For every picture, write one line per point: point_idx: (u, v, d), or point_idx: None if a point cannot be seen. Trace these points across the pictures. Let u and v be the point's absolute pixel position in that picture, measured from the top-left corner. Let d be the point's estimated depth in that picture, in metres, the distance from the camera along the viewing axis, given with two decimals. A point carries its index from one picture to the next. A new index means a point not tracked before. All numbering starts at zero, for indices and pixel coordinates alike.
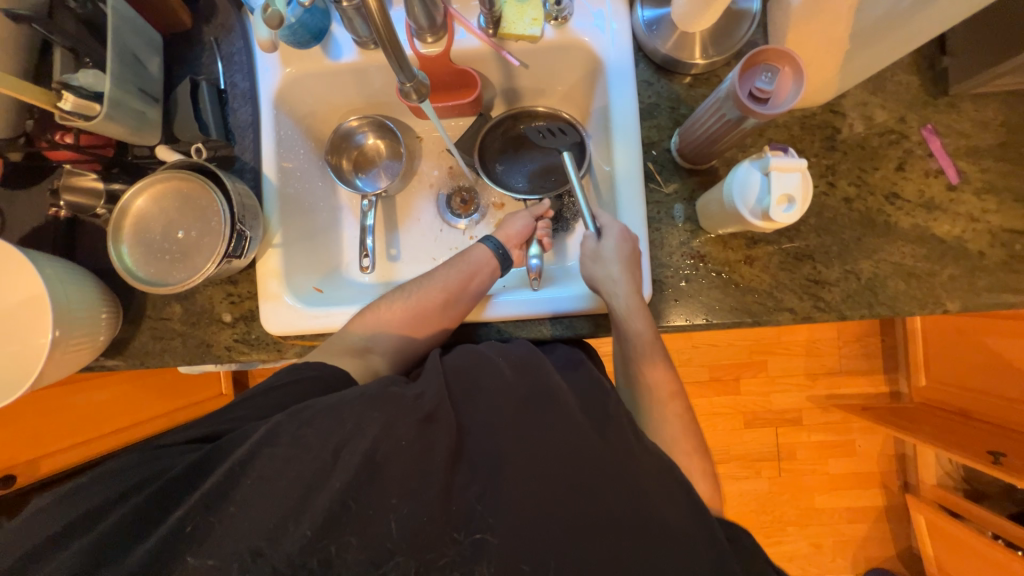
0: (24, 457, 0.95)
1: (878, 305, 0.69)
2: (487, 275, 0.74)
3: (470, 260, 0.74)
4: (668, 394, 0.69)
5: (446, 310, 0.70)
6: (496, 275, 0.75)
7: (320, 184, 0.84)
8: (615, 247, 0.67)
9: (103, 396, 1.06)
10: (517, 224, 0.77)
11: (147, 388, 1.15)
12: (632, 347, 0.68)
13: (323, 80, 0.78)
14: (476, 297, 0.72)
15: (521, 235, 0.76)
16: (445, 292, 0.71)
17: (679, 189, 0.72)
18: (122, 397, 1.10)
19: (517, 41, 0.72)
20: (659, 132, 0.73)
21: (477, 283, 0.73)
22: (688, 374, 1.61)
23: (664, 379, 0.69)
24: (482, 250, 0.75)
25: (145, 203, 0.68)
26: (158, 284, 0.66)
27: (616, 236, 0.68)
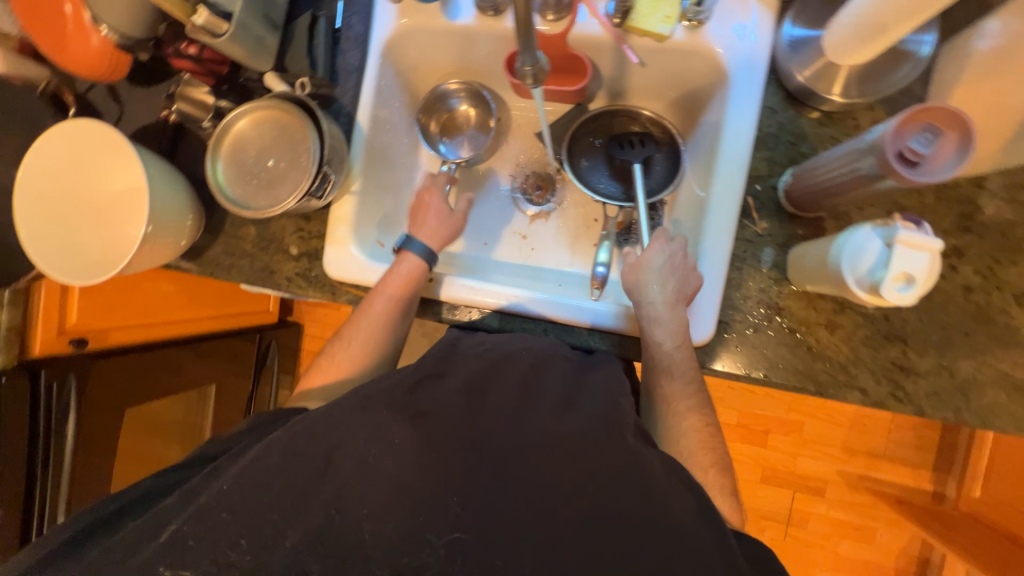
0: (96, 325, 1.06)
1: (966, 411, 0.62)
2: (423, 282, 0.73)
3: (398, 271, 0.72)
4: (699, 427, 0.64)
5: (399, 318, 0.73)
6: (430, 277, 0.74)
7: (405, 141, 0.84)
8: (644, 246, 0.68)
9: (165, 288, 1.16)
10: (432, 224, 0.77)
11: (206, 289, 1.26)
12: (664, 373, 0.65)
13: (434, 38, 0.76)
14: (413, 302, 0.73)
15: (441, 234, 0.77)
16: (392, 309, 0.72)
17: (774, 232, 0.67)
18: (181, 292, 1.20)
19: (642, 37, 0.68)
20: (769, 166, 0.67)
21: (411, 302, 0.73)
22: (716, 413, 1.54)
23: (699, 411, 0.64)
24: (412, 260, 0.73)
25: (245, 125, 0.71)
26: (241, 205, 0.69)
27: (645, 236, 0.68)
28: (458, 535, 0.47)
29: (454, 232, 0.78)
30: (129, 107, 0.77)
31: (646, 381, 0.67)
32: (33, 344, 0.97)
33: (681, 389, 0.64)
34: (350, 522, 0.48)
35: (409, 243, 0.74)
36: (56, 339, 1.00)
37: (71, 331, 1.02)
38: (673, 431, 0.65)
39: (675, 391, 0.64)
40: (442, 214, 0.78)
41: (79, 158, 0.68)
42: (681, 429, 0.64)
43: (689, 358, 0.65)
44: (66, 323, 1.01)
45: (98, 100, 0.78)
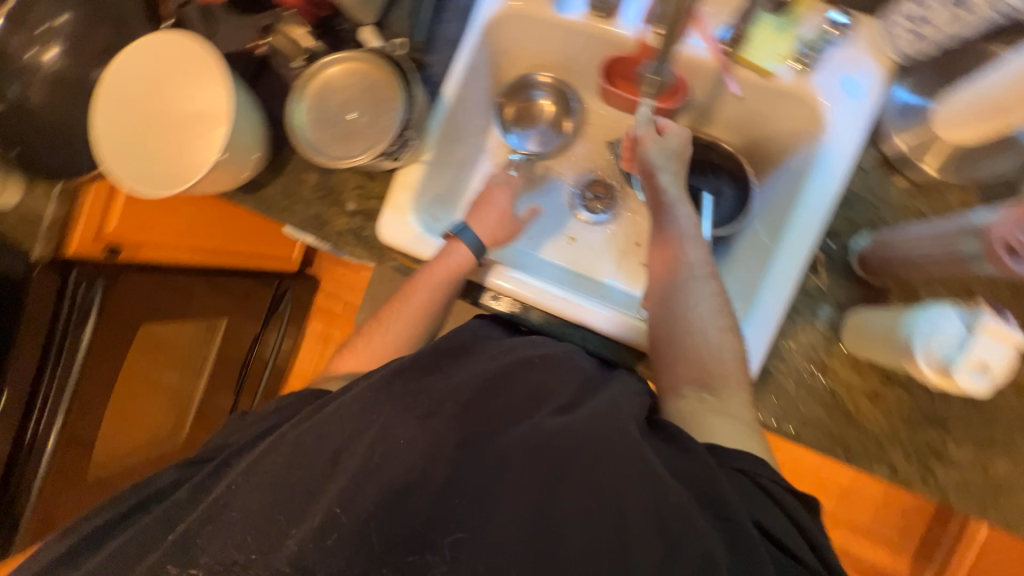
0: (132, 237, 1.08)
1: (993, 510, 0.61)
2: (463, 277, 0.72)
3: (446, 261, 0.71)
4: (716, 305, 0.65)
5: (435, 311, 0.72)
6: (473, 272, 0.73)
7: (480, 122, 0.84)
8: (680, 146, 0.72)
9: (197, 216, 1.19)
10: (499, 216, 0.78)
11: (236, 222, 1.29)
12: (675, 245, 0.68)
13: (537, 27, 0.76)
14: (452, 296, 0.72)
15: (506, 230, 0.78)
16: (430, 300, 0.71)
17: (837, 291, 0.66)
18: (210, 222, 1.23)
19: (749, 70, 0.67)
20: (846, 224, 0.66)
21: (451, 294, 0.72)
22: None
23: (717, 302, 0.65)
24: (462, 252, 0.72)
25: (336, 73, 0.70)
26: (314, 150, 0.69)
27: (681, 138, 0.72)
28: (460, 535, 0.46)
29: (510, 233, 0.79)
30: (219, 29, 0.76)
31: (672, 279, 0.66)
32: (71, 242, 0.98)
33: (695, 253, 0.67)
34: (378, 487, 0.48)
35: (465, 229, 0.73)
36: (92, 242, 1.01)
37: (108, 237, 1.03)
38: (690, 318, 0.64)
39: (690, 260, 0.67)
40: (505, 215, 0.78)
41: (162, 67, 0.68)
42: (693, 308, 0.64)
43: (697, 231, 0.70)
44: (105, 228, 1.02)
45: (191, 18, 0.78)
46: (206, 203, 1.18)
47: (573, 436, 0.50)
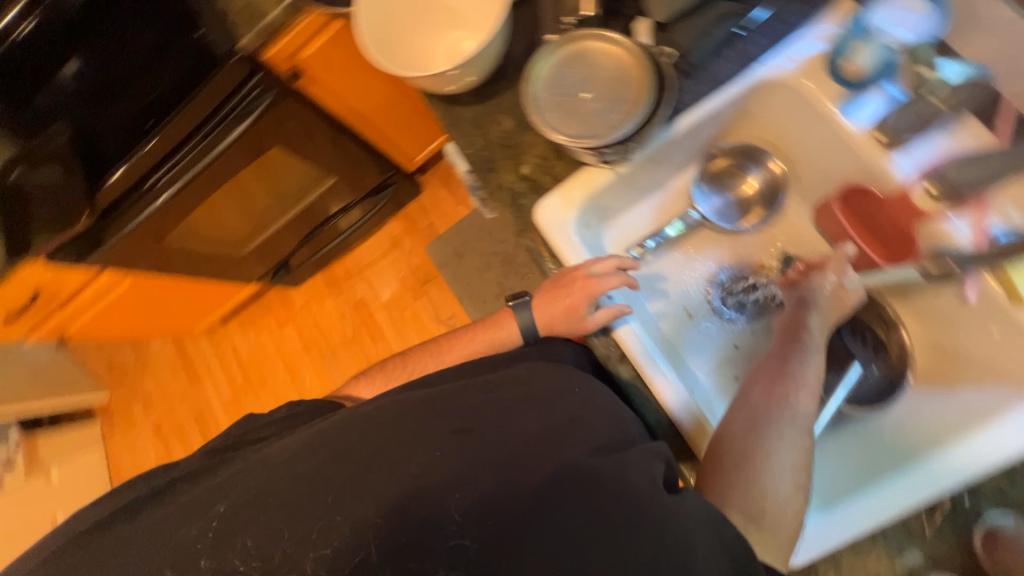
0: (315, 70, 1.12)
1: None
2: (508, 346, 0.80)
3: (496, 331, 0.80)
4: (796, 469, 0.56)
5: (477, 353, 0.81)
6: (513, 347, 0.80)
7: (683, 162, 0.80)
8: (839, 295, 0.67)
9: (372, 83, 1.24)
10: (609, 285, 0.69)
11: (398, 102, 1.33)
12: (792, 383, 0.60)
13: (805, 111, 0.70)
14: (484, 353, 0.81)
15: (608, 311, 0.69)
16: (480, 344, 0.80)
17: (940, 546, 0.59)
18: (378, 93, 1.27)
19: (1000, 286, 0.59)
20: (991, 487, 0.59)
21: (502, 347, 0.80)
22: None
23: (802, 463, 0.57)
24: (511, 329, 0.79)
25: (597, 48, 0.68)
26: (534, 107, 0.68)
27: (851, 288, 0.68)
28: (462, 544, 0.45)
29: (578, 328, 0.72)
30: None
31: (778, 405, 0.58)
32: (270, 49, 1.02)
33: (806, 403, 0.59)
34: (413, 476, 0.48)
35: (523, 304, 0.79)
36: (285, 58, 1.06)
37: (298, 61, 1.08)
38: (765, 464, 0.56)
39: (799, 407, 0.59)
40: (573, 312, 0.71)
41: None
42: (775, 457, 0.56)
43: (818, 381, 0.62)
44: (301, 53, 1.07)
45: None
46: (388, 79, 1.24)
47: (613, 513, 0.45)
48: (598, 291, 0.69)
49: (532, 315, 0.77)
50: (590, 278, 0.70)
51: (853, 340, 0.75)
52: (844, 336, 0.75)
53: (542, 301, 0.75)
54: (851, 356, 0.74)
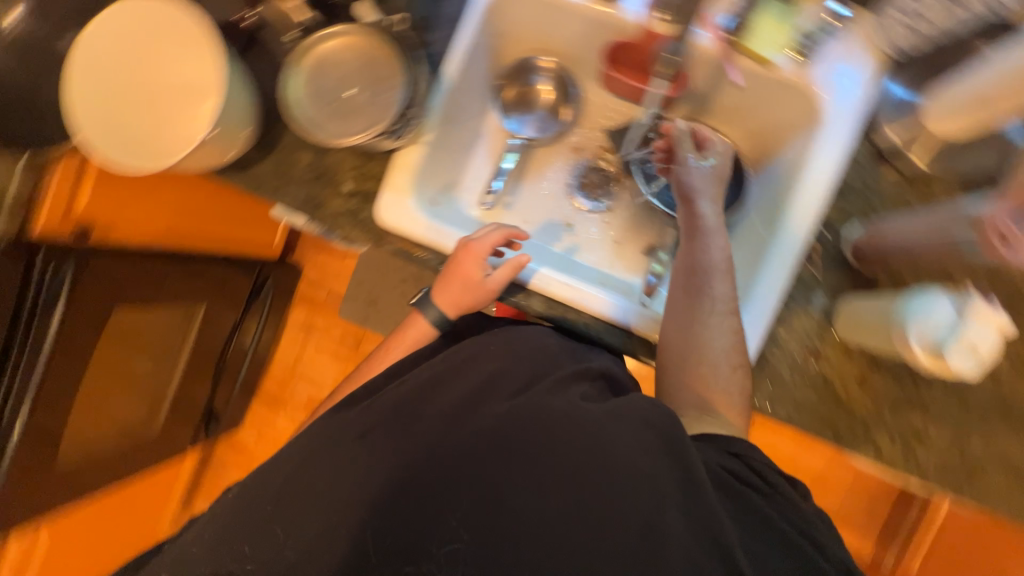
0: (105, 216, 1.00)
1: (968, 489, 0.64)
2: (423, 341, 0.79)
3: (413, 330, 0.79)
4: (730, 348, 0.63)
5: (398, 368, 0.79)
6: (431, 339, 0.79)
7: (479, 105, 0.83)
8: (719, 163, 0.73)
9: (175, 197, 1.12)
10: (491, 243, 0.72)
11: (217, 200, 1.23)
12: (704, 274, 0.65)
13: (538, 10, 0.75)
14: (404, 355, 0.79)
15: (507, 265, 0.72)
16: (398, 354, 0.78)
17: (830, 279, 0.68)
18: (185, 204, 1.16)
19: (750, 60, 0.69)
20: (840, 215, 0.68)
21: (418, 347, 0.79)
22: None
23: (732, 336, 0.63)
24: (422, 326, 0.79)
25: (333, 48, 0.67)
26: (312, 129, 0.66)
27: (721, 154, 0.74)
28: (456, 546, 0.49)
29: (484, 297, 0.73)
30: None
31: (688, 291, 0.65)
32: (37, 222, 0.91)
33: (724, 289, 0.65)
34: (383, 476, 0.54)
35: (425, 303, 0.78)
36: (61, 222, 0.94)
37: (78, 217, 0.96)
38: (701, 350, 0.63)
39: (720, 294, 0.64)
40: (471, 282, 0.71)
41: (157, 43, 0.64)
42: (709, 344, 0.63)
43: (727, 263, 0.66)
44: (75, 207, 0.95)
45: None
46: (194, 185, 1.13)
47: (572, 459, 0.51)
48: (483, 253, 0.71)
49: (436, 307, 0.76)
50: (471, 245, 0.72)
51: None
52: None
53: (441, 294, 0.74)
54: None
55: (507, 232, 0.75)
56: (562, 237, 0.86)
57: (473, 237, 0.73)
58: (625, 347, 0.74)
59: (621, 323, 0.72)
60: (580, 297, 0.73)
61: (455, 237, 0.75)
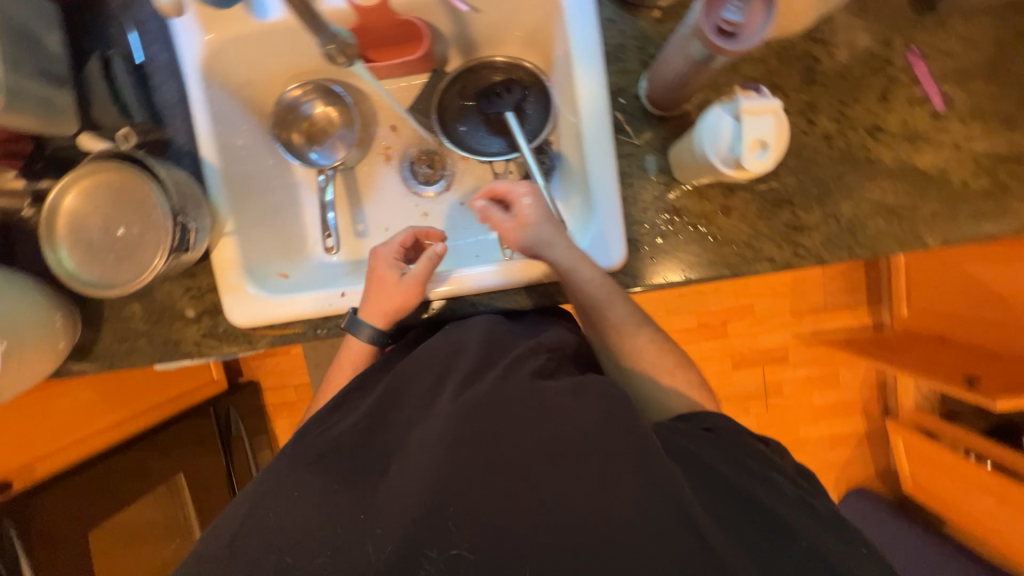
0: (14, 463, 0.92)
1: (858, 248, 0.67)
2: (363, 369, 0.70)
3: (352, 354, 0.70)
4: (652, 341, 0.66)
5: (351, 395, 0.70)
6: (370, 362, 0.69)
7: (271, 162, 0.78)
8: (530, 207, 0.67)
9: (75, 399, 1.03)
10: (399, 244, 0.71)
11: (123, 388, 1.14)
12: (593, 305, 0.65)
13: (253, 45, 0.69)
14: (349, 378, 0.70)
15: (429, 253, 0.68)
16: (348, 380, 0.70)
17: (650, 138, 0.67)
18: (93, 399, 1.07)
19: None
20: (626, 77, 0.67)
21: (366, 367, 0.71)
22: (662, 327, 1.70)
23: (645, 327, 0.67)
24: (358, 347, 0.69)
25: (76, 200, 0.62)
26: (106, 287, 0.62)
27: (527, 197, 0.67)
28: (450, 558, 0.43)
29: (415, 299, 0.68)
30: None
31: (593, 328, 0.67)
32: None
33: (621, 310, 0.65)
34: None
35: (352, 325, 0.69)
36: None
37: None
38: (635, 357, 0.66)
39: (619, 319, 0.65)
40: (388, 283, 0.68)
41: None
42: (639, 350, 0.66)
43: (605, 281, 0.65)
44: None
45: None
46: (92, 379, 1.06)
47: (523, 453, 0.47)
48: (393, 254, 0.70)
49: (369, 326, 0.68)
50: (380, 252, 0.70)
51: (494, 102, 0.79)
52: (486, 107, 0.79)
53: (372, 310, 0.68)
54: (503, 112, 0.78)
55: (419, 229, 0.73)
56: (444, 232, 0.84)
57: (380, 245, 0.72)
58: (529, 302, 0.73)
59: (510, 283, 0.71)
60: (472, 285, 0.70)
61: (312, 297, 0.71)
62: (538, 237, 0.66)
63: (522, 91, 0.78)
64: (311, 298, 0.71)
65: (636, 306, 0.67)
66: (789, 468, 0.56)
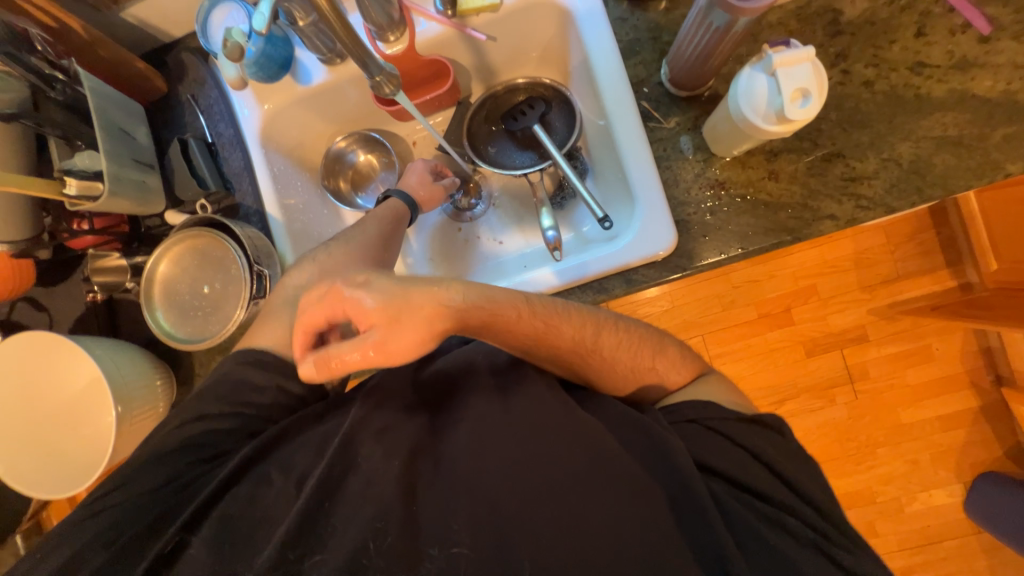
0: None
1: (928, 187, 0.63)
2: (395, 224, 0.74)
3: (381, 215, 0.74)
4: (619, 340, 0.61)
5: (378, 250, 0.70)
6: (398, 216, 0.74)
7: (325, 212, 0.85)
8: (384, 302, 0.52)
9: None
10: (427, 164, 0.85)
11: None
12: (547, 338, 0.57)
13: (302, 107, 0.77)
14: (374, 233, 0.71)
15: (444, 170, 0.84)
16: (383, 235, 0.72)
17: (681, 120, 0.68)
18: None
19: (478, 15, 0.71)
20: (646, 67, 0.69)
21: (398, 228, 0.74)
22: (722, 323, 1.61)
23: (607, 328, 0.60)
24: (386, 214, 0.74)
25: (167, 267, 0.69)
26: (197, 340, 0.67)
27: (319, 304, 0.54)
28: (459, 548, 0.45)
29: (438, 202, 0.81)
30: (51, 306, 0.76)
31: (566, 365, 0.60)
32: None
33: (571, 326, 0.58)
34: None
35: (391, 194, 0.77)
36: None
37: None
38: (607, 368, 0.61)
39: (575, 338, 0.58)
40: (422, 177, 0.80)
41: (35, 369, 0.67)
42: (608, 359, 0.60)
43: (528, 302, 0.57)
44: None
45: (22, 317, 0.76)
46: None
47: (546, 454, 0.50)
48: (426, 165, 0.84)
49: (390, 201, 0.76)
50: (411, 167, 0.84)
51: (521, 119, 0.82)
52: (514, 125, 0.82)
53: (415, 172, 0.80)
54: (531, 126, 0.80)
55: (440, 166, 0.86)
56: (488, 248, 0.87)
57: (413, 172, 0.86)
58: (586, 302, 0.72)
59: (561, 286, 0.71)
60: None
61: None
62: (417, 314, 0.52)
63: (546, 103, 0.81)
64: None
65: (588, 312, 0.60)
66: (806, 459, 0.54)
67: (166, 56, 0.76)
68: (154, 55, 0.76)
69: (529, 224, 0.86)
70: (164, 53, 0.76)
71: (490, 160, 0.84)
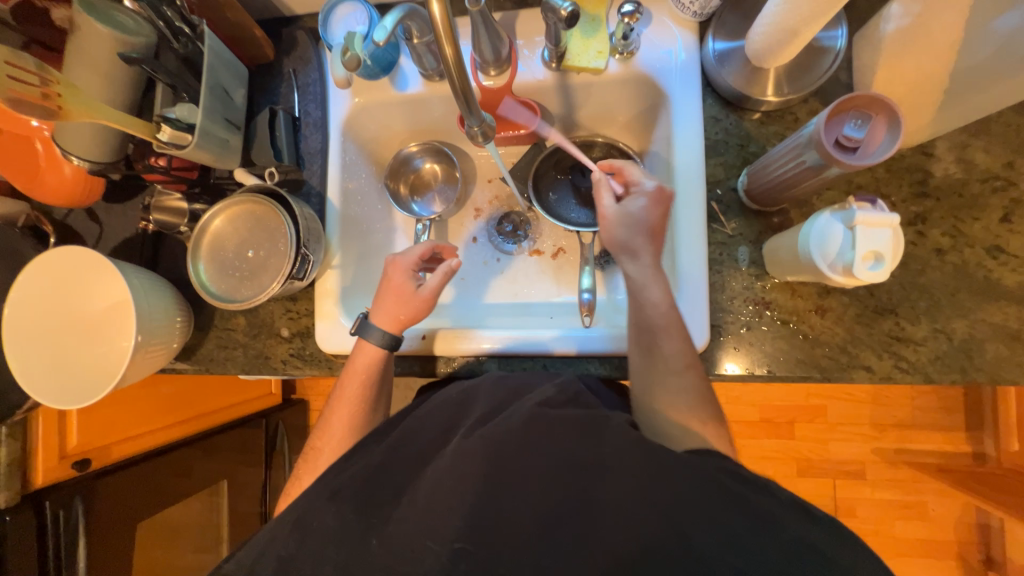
0: (98, 442, 1.02)
1: (972, 370, 0.62)
2: (384, 360, 0.70)
3: (360, 355, 0.69)
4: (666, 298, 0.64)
5: (369, 383, 0.69)
6: (384, 352, 0.69)
7: (379, 208, 0.87)
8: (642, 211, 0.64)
9: (161, 393, 1.13)
10: (411, 252, 0.72)
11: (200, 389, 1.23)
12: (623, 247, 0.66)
13: (389, 109, 0.80)
14: (357, 370, 0.69)
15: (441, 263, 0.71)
16: (370, 370, 0.69)
17: (743, 230, 0.68)
18: (174, 395, 1.17)
19: (580, 73, 0.73)
20: (724, 169, 0.70)
21: (383, 380, 0.71)
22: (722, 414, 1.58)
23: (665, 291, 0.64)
24: (365, 349, 0.69)
25: (222, 223, 0.72)
26: (228, 300, 0.70)
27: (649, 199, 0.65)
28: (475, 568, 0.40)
29: (425, 310, 0.71)
30: (104, 223, 0.79)
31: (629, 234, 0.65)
32: (36, 475, 0.92)
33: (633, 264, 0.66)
34: None
35: (361, 333, 0.69)
36: (58, 465, 0.95)
37: (74, 454, 0.98)
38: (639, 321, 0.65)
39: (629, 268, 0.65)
40: (404, 295, 0.69)
41: (73, 278, 0.70)
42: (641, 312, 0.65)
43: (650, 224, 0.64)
44: (68, 446, 0.97)
45: (76, 223, 0.80)
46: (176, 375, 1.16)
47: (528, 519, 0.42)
48: (409, 261, 0.71)
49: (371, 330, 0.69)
50: (394, 258, 0.71)
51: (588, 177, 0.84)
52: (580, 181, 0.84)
53: (364, 351, 0.69)
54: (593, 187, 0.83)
55: (433, 245, 0.73)
56: (522, 286, 0.87)
57: (393, 257, 0.72)
58: (601, 372, 0.72)
59: (581, 352, 0.71)
60: (490, 346, 0.72)
61: (418, 337, 0.75)
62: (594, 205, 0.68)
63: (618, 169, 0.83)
64: (432, 339, 0.74)
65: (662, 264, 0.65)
66: None
67: (282, 29, 0.79)
68: (271, 24, 0.80)
69: (568, 275, 0.86)
70: (281, 26, 0.80)
71: (547, 205, 0.85)
